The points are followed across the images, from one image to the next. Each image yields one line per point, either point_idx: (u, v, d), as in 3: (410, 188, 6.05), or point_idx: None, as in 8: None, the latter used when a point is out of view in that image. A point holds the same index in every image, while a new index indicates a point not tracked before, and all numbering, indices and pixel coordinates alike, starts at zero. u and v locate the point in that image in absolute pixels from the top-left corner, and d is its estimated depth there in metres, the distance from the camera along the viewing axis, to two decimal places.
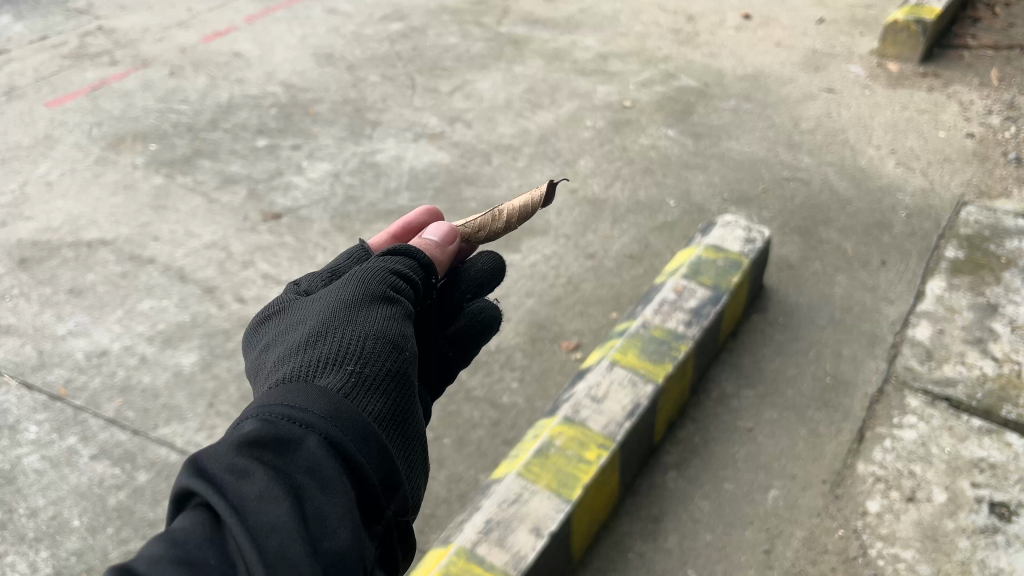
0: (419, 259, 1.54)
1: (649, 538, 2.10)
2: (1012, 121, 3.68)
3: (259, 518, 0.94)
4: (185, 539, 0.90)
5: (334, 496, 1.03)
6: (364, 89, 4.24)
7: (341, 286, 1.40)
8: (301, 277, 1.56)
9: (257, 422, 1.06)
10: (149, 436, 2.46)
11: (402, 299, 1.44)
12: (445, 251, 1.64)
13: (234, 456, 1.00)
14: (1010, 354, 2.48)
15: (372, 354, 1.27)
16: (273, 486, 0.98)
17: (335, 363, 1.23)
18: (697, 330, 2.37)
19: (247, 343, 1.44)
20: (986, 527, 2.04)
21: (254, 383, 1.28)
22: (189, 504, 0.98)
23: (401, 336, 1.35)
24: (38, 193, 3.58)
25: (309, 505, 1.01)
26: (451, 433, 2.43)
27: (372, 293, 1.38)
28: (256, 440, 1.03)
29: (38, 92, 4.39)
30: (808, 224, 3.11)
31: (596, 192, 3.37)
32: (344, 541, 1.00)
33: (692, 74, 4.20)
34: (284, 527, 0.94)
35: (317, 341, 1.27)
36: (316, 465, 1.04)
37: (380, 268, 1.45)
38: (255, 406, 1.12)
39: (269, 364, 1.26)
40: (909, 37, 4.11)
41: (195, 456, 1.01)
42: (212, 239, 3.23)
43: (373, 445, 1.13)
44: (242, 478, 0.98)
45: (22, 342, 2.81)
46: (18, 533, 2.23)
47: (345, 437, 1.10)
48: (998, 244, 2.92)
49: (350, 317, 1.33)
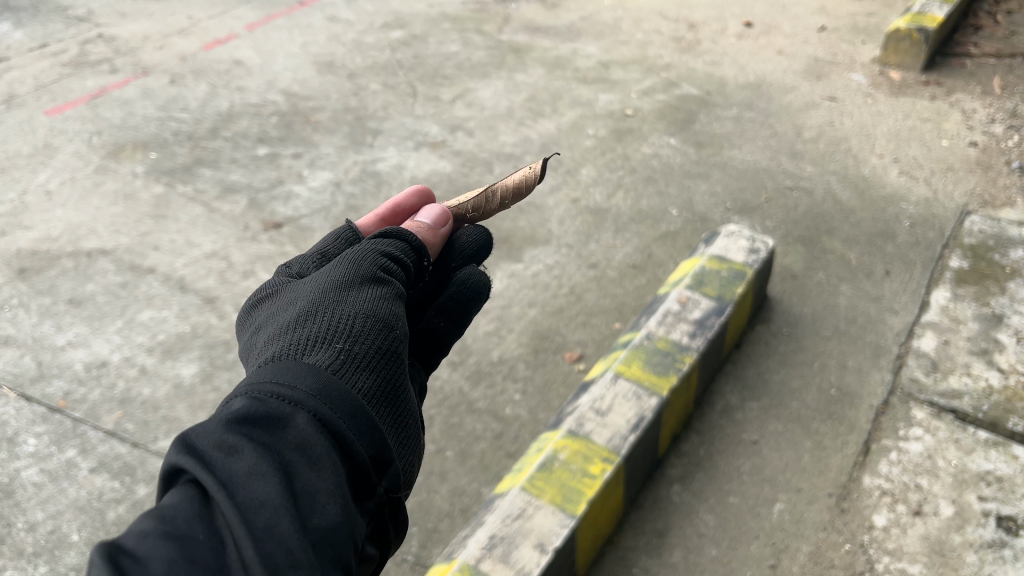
0: (411, 243, 1.54)
1: (653, 553, 2.08)
2: (1015, 130, 3.67)
3: (247, 494, 0.92)
4: (174, 514, 0.88)
5: (324, 472, 1.00)
6: (365, 97, 4.23)
7: (332, 267, 1.38)
8: (292, 261, 1.54)
9: (246, 400, 1.03)
10: (149, 449, 2.44)
11: (393, 280, 1.41)
12: (437, 233, 1.67)
13: (223, 433, 0.98)
14: (1016, 365, 2.46)
15: (363, 332, 1.24)
16: (262, 462, 0.96)
17: (324, 341, 1.19)
18: (702, 342, 2.35)
19: (241, 326, 1.42)
20: (993, 541, 2.02)
21: (245, 364, 1.26)
22: (178, 480, 0.96)
23: (392, 314, 1.32)
24: (37, 202, 3.56)
25: (298, 482, 0.98)
26: (454, 446, 2.41)
27: (363, 274, 1.35)
28: (245, 417, 1.00)
29: (38, 101, 4.38)
30: (811, 233, 3.10)
31: (598, 201, 3.36)
32: (333, 518, 0.98)
33: (694, 82, 4.19)
34: (273, 504, 0.92)
35: (307, 319, 1.24)
36: (305, 442, 1.01)
37: (370, 252, 1.42)
38: (245, 384, 1.10)
39: (260, 343, 1.24)
40: (911, 46, 4.11)
41: (184, 432, 0.99)
42: (213, 249, 3.22)
43: (363, 423, 1.10)
44: (231, 454, 0.96)
45: (21, 353, 2.80)
46: (17, 547, 2.21)
47: (335, 414, 1.07)
48: (1001, 254, 2.91)
49: (341, 296, 1.30)
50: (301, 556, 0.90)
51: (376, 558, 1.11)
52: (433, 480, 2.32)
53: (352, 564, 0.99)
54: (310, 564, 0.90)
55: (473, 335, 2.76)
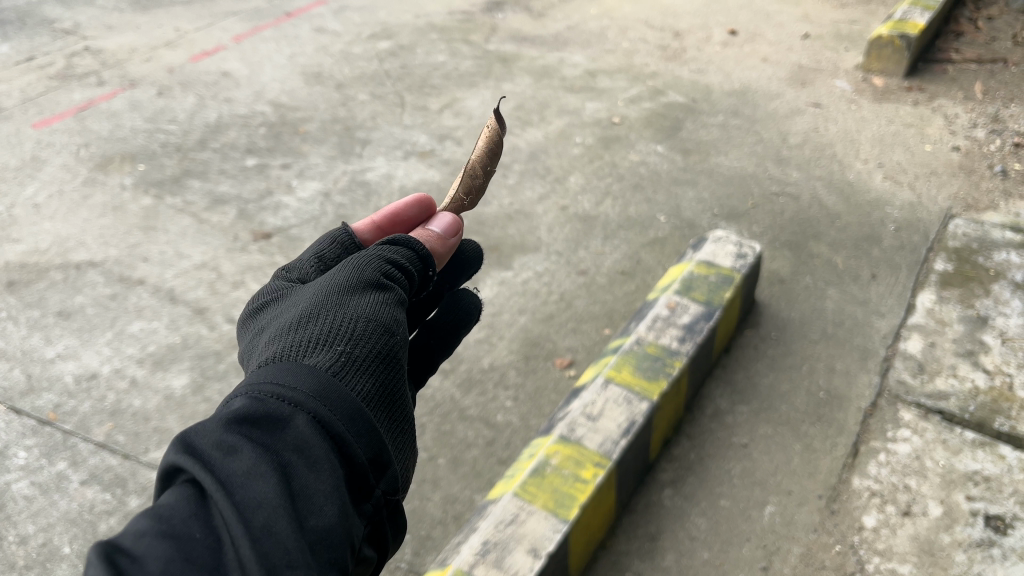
0: (418, 252, 1.52)
1: (645, 557, 2.09)
2: (997, 134, 3.73)
3: (244, 494, 0.92)
4: (170, 514, 0.89)
5: (322, 474, 1.01)
6: (353, 108, 4.25)
7: (334, 272, 1.38)
8: (294, 267, 1.54)
9: (246, 399, 1.04)
10: (140, 460, 2.42)
11: (395, 285, 1.42)
12: (446, 243, 1.63)
13: (222, 433, 0.98)
14: (1001, 367, 2.49)
15: (364, 335, 1.24)
16: (261, 462, 0.96)
17: (324, 343, 1.20)
18: (691, 347, 2.37)
19: (242, 328, 1.42)
20: (982, 540, 2.04)
21: (246, 366, 1.27)
22: (176, 479, 0.96)
23: (393, 320, 1.32)
24: (25, 215, 3.55)
25: (296, 482, 0.98)
26: (446, 453, 2.41)
27: (365, 278, 1.36)
28: (245, 417, 1.01)
29: (25, 114, 4.37)
30: (798, 238, 3.14)
31: (587, 208, 3.38)
32: (331, 519, 0.98)
33: (680, 90, 4.24)
34: (271, 503, 0.92)
35: (308, 322, 1.24)
36: (305, 443, 1.01)
37: (373, 256, 1.42)
38: (245, 385, 1.10)
39: (260, 345, 1.25)
40: (893, 52, 4.17)
41: (184, 431, 0.99)
42: (202, 260, 3.21)
43: (362, 426, 1.10)
44: (231, 453, 0.96)
45: (10, 366, 2.78)
46: (7, 560, 2.19)
47: (334, 416, 1.07)
48: (985, 257, 2.95)
49: (343, 300, 1.30)
50: (299, 555, 0.90)
51: (373, 560, 1.11)
52: (426, 488, 2.32)
53: (348, 566, 0.99)
54: (307, 563, 0.91)
55: (464, 343, 2.77)
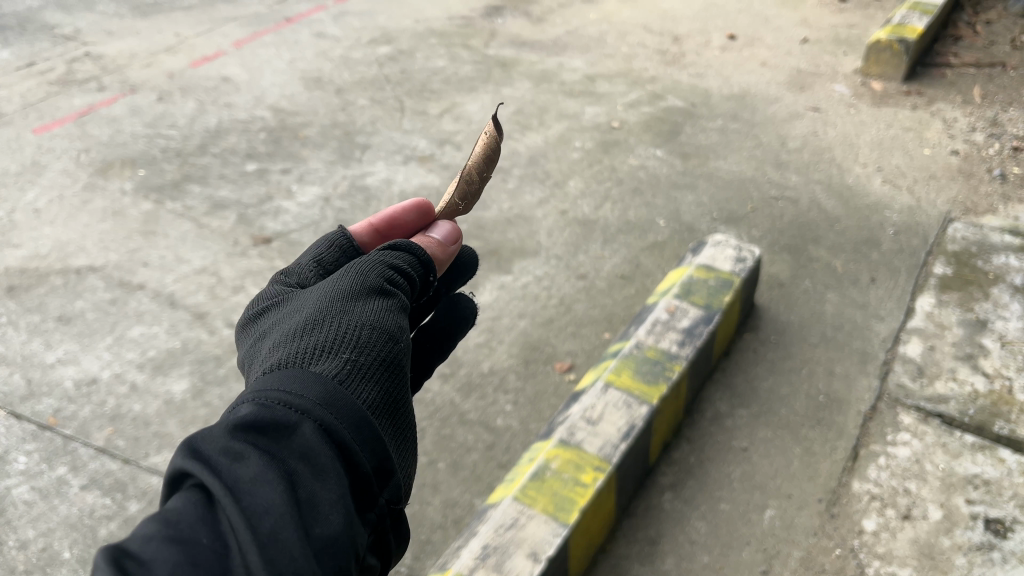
0: (419, 257, 1.53)
1: (645, 561, 2.09)
2: (996, 138, 3.74)
3: (251, 500, 0.92)
4: (177, 519, 0.89)
5: (328, 482, 1.01)
6: (353, 112, 4.26)
7: (338, 277, 1.38)
8: (295, 271, 1.54)
9: (253, 406, 1.04)
10: (140, 465, 2.42)
11: (399, 292, 1.42)
12: (447, 251, 1.64)
13: (229, 438, 0.98)
14: (1000, 370, 2.50)
15: (369, 343, 1.25)
16: (267, 469, 0.96)
17: (330, 350, 1.20)
18: (691, 351, 2.37)
19: (243, 331, 1.42)
20: (982, 543, 2.04)
21: (248, 370, 1.27)
22: (183, 484, 0.96)
23: (396, 327, 1.32)
24: (25, 220, 3.55)
25: (302, 490, 0.98)
26: (446, 457, 2.41)
27: (369, 285, 1.36)
28: (252, 424, 1.01)
29: (26, 119, 4.38)
30: (797, 242, 3.15)
31: (587, 212, 3.39)
32: (336, 527, 0.98)
33: (679, 95, 4.25)
34: (277, 510, 0.92)
35: (313, 328, 1.24)
36: (311, 451, 1.02)
37: (377, 262, 1.43)
38: (251, 391, 1.10)
39: (265, 350, 1.25)
40: (892, 57, 4.18)
41: (190, 437, 0.99)
42: (202, 265, 3.21)
43: (367, 434, 1.11)
44: (238, 460, 0.96)
45: (10, 371, 2.78)
46: (7, 565, 2.19)
47: (340, 424, 1.08)
48: (984, 260, 2.95)
49: (348, 307, 1.30)
50: (304, 563, 0.91)
51: (376, 567, 1.11)
52: (426, 492, 2.32)
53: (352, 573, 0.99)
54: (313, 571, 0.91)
55: (464, 347, 2.77)
